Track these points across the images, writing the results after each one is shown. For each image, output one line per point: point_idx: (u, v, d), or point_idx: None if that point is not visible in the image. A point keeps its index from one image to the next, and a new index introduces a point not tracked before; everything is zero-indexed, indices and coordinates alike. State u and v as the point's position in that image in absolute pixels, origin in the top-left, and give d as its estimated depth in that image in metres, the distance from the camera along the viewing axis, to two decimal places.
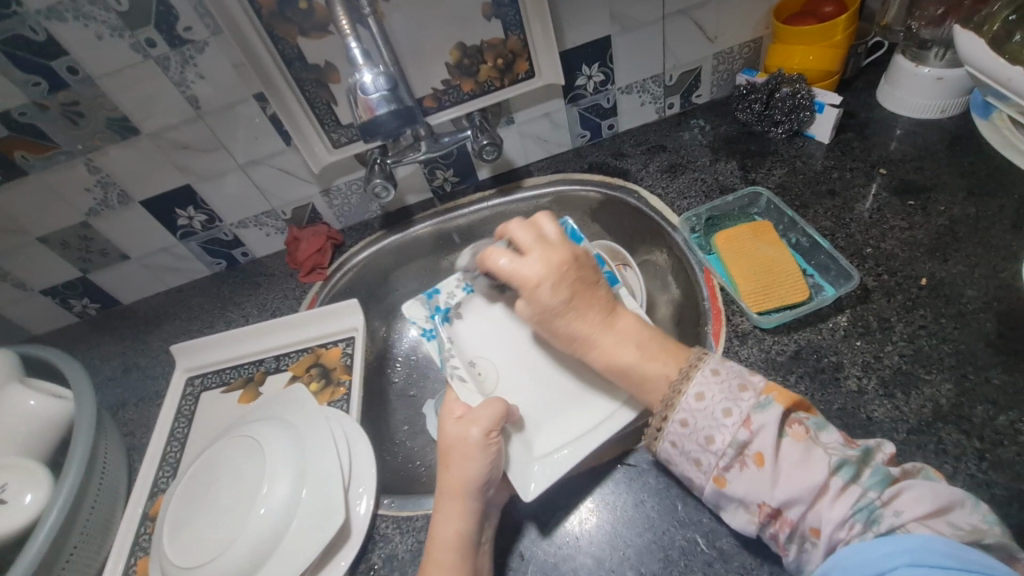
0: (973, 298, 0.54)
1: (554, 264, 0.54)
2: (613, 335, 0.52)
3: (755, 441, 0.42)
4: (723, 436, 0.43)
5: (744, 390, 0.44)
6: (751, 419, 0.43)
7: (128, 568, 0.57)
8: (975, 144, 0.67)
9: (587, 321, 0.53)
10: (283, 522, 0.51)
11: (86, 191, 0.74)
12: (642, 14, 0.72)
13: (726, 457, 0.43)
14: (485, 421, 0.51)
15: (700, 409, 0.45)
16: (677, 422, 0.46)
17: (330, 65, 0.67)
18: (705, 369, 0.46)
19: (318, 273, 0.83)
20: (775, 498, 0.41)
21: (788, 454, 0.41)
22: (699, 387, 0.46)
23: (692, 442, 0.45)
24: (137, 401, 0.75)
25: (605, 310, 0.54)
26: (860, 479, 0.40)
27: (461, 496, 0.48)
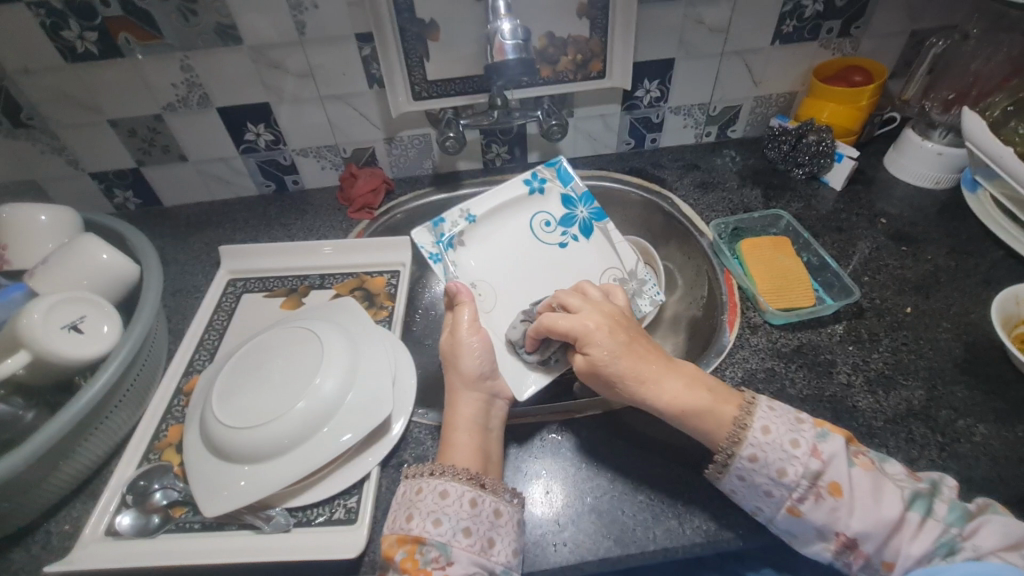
0: (946, 329, 0.65)
1: (608, 316, 0.57)
2: (679, 379, 0.53)
3: (829, 471, 0.47)
4: (795, 468, 0.47)
5: (802, 423, 0.49)
6: (820, 450, 0.48)
7: (162, 431, 0.60)
8: (961, 212, 0.78)
9: (650, 366, 0.53)
10: (329, 411, 0.55)
11: (172, 87, 0.77)
12: (707, 46, 0.82)
13: (799, 488, 0.47)
14: (469, 314, 0.61)
15: (767, 442, 0.48)
16: (745, 458, 0.49)
17: (434, 23, 0.74)
18: (763, 405, 0.51)
19: (366, 212, 0.88)
20: (852, 528, 0.46)
21: (860, 484, 0.47)
22: (763, 420, 0.50)
23: (764, 476, 0.48)
24: (174, 292, 0.78)
25: (663, 358, 0.55)
26: (939, 513, 0.46)
27: (463, 382, 0.57)
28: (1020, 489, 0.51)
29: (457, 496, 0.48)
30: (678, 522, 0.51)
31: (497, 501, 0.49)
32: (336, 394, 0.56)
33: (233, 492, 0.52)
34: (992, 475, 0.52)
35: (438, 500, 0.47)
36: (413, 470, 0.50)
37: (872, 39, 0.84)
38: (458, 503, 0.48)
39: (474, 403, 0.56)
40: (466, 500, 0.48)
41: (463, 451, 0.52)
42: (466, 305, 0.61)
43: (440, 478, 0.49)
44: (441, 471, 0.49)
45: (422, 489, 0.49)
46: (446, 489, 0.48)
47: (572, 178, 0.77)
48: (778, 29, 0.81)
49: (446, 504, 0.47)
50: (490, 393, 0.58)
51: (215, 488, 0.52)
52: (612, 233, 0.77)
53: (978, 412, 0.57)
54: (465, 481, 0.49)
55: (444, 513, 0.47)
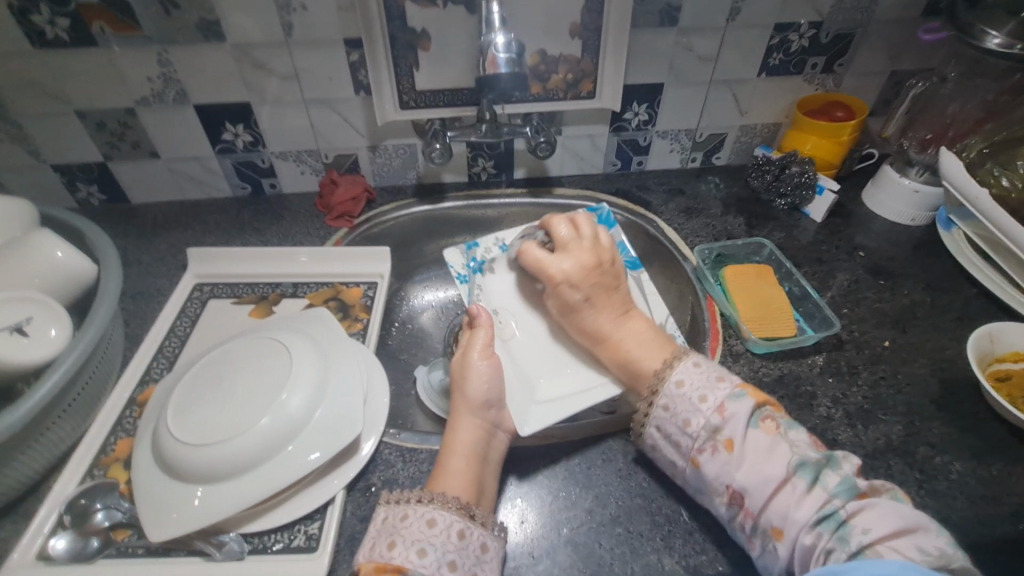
0: (923, 364, 0.65)
1: (582, 265, 0.61)
2: (619, 333, 0.59)
3: (728, 427, 0.48)
4: (698, 420, 0.49)
5: (721, 382, 0.51)
6: (725, 407, 0.49)
7: (110, 444, 0.56)
8: (936, 249, 0.80)
9: (604, 316, 0.60)
10: (293, 430, 0.52)
11: (147, 81, 0.74)
12: (696, 74, 0.83)
13: (699, 439, 0.49)
14: (483, 338, 0.59)
15: (680, 395, 0.51)
16: (661, 407, 0.52)
17: (425, 33, 0.73)
18: (688, 361, 0.53)
19: (345, 220, 0.85)
20: (738, 479, 0.47)
21: (755, 443, 0.48)
22: (681, 375, 0.52)
23: (673, 424, 0.51)
24: (135, 295, 0.73)
25: (617, 310, 0.61)
26: (828, 484, 0.45)
27: (467, 406, 0.55)
28: (995, 530, 0.51)
29: (445, 525, 0.45)
30: (657, 558, 0.49)
31: (485, 534, 0.46)
32: (303, 412, 0.53)
33: (184, 514, 0.48)
34: (969, 514, 0.52)
35: (424, 529, 0.45)
36: (396, 495, 0.47)
37: (853, 77, 0.86)
38: (446, 533, 0.45)
39: (474, 431, 0.53)
40: (453, 530, 0.45)
41: (456, 480, 0.49)
42: (483, 329, 0.60)
43: (428, 506, 0.46)
44: (429, 498, 0.47)
45: (408, 515, 0.46)
46: (433, 517, 0.45)
47: (615, 225, 0.77)
48: (764, 61, 0.83)
49: (433, 533, 0.45)
50: (493, 423, 0.55)
51: (165, 511, 0.48)
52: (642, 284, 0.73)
53: (954, 450, 0.57)
54: (455, 510, 0.46)
55: (429, 543, 0.44)
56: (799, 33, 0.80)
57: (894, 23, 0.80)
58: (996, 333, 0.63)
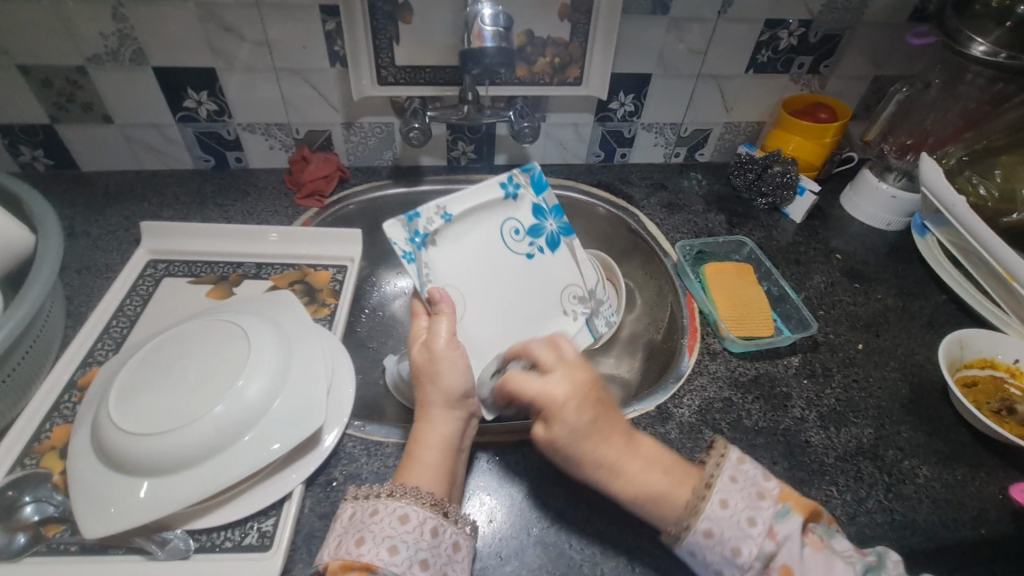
0: (894, 368, 0.65)
1: (578, 383, 0.49)
2: (640, 461, 0.48)
3: (782, 552, 0.43)
4: (750, 547, 0.43)
5: (762, 498, 0.45)
6: (775, 529, 0.43)
7: (44, 431, 0.51)
8: (909, 255, 0.81)
9: (612, 446, 0.47)
10: (248, 422, 0.49)
11: (100, 37, 0.68)
12: (685, 67, 0.81)
13: (752, 571, 0.43)
14: (447, 327, 0.55)
15: (726, 517, 0.44)
16: (700, 532, 0.44)
17: (406, 4, 0.69)
18: (724, 476, 0.46)
19: (315, 200, 0.81)
20: None
21: (814, 566, 0.42)
22: (722, 493, 0.45)
23: (717, 554, 0.44)
24: (81, 269, 0.68)
25: (626, 435, 0.49)
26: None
27: (444, 396, 0.51)
28: (959, 534, 0.52)
29: (418, 522, 0.43)
30: (628, 559, 0.48)
31: (457, 532, 0.44)
32: (260, 401, 0.50)
33: (123, 511, 0.44)
34: (935, 519, 0.53)
35: (396, 525, 0.42)
36: (366, 489, 0.44)
37: (838, 79, 0.86)
38: (418, 530, 0.42)
39: (453, 421, 0.50)
40: (426, 528, 0.43)
41: (432, 474, 0.47)
42: (446, 317, 0.56)
43: (400, 500, 0.43)
44: (402, 492, 0.44)
45: (378, 511, 0.43)
46: (406, 513, 0.43)
47: (548, 188, 0.71)
48: (753, 57, 0.82)
49: (405, 530, 0.42)
50: (469, 412, 0.52)
51: (101, 507, 0.44)
52: (577, 251, 0.73)
53: (922, 454, 0.57)
54: (428, 506, 0.44)
55: (401, 540, 0.42)
56: (789, 30, 0.79)
57: (881, 27, 0.80)
58: (965, 339, 0.64)
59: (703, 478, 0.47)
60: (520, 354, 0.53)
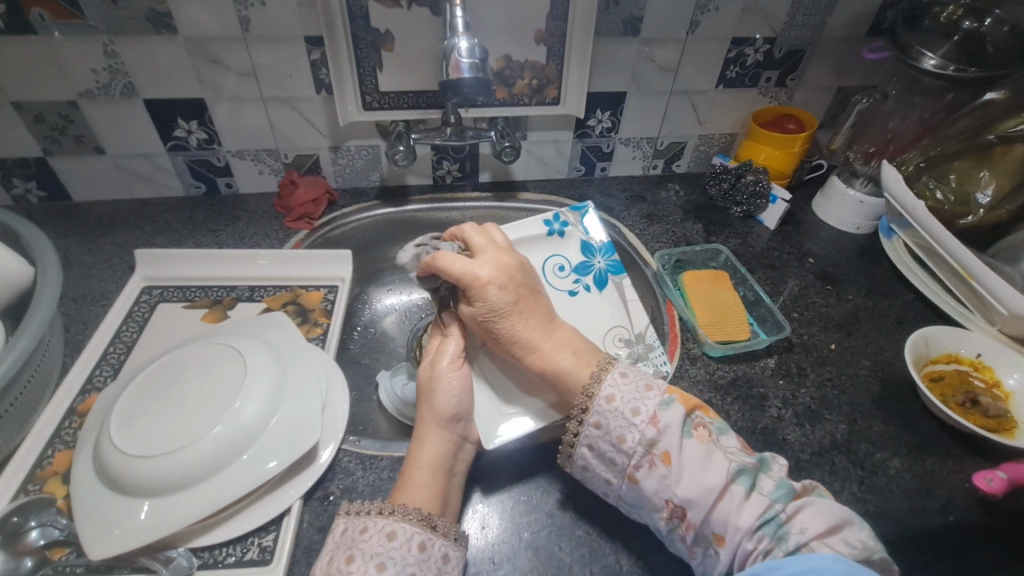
0: (865, 366, 0.69)
1: (503, 267, 0.56)
2: (551, 342, 0.55)
3: (663, 439, 0.47)
4: (634, 435, 0.48)
5: (649, 390, 0.50)
6: (658, 417, 0.48)
7: (46, 457, 0.52)
8: (878, 257, 0.84)
9: (530, 325, 0.55)
10: (244, 443, 0.50)
11: (91, 73, 0.70)
12: (657, 84, 0.85)
13: (636, 455, 0.48)
14: (454, 348, 0.57)
15: (610, 410, 0.49)
16: (592, 425, 0.50)
17: (388, 33, 0.72)
18: (615, 372, 0.52)
19: (305, 222, 0.83)
20: (679, 495, 0.46)
21: (690, 454, 0.47)
22: (610, 389, 0.50)
23: (607, 442, 0.49)
24: (77, 298, 0.70)
25: (545, 318, 0.56)
26: (764, 489, 0.46)
27: (434, 420, 0.53)
28: (929, 521, 0.55)
29: (406, 537, 0.44)
30: (615, 559, 0.50)
31: (446, 545, 0.46)
32: (256, 421, 0.51)
33: (128, 531, 0.46)
34: (906, 508, 0.55)
35: (384, 542, 0.44)
36: (356, 506, 0.46)
37: (804, 91, 0.90)
38: (406, 546, 0.44)
39: (440, 444, 0.52)
40: (414, 543, 0.44)
41: (419, 492, 0.48)
42: (454, 339, 0.57)
43: (388, 518, 0.45)
44: (390, 510, 0.46)
45: (367, 528, 0.44)
46: (394, 530, 0.44)
47: (594, 225, 0.75)
48: (722, 73, 0.86)
49: (393, 546, 0.44)
50: (461, 436, 0.54)
51: (105, 529, 0.46)
52: (624, 290, 0.71)
53: (893, 446, 0.60)
54: (416, 522, 0.45)
55: (389, 556, 0.43)
56: (754, 47, 0.83)
57: (840, 42, 0.85)
58: (930, 335, 0.67)
59: (603, 360, 0.54)
60: (454, 236, 0.61)
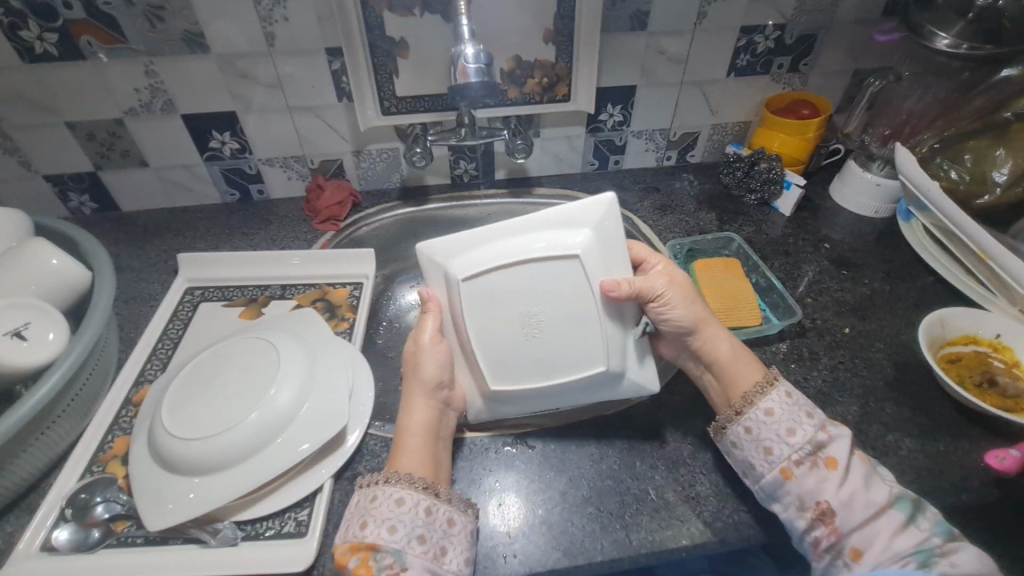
0: (880, 349, 0.69)
1: (686, 299, 0.60)
2: (733, 365, 0.58)
3: (831, 446, 0.52)
4: (803, 433, 0.53)
5: (820, 407, 0.55)
6: (829, 429, 0.53)
7: (106, 443, 0.58)
8: (896, 240, 0.84)
9: (712, 346, 0.59)
10: (278, 427, 0.55)
11: (134, 92, 0.76)
12: (667, 77, 0.86)
13: (802, 450, 0.52)
14: (432, 324, 0.60)
15: (789, 406, 0.54)
16: (761, 412, 0.54)
17: (403, 41, 0.75)
18: (782, 386, 0.56)
19: (332, 223, 0.88)
20: (836, 496, 0.49)
21: (857, 466, 0.51)
22: (769, 403, 0.54)
23: (757, 444, 0.54)
24: (128, 299, 0.76)
25: (710, 323, 0.60)
26: (924, 525, 0.48)
27: (423, 388, 0.57)
28: (940, 500, 0.55)
29: (412, 503, 0.49)
30: (626, 534, 0.53)
31: (451, 510, 0.50)
32: (289, 406, 0.56)
33: (180, 505, 0.51)
34: (917, 487, 0.56)
35: (394, 508, 0.48)
36: (367, 478, 0.51)
37: (818, 75, 0.90)
38: (414, 511, 0.49)
39: (428, 411, 0.56)
40: (421, 508, 0.49)
41: (416, 461, 0.52)
42: (432, 314, 0.60)
43: (395, 486, 0.49)
44: (396, 479, 0.50)
45: (377, 497, 0.49)
46: (402, 497, 0.49)
47: None
48: (732, 62, 0.86)
49: (401, 511, 0.48)
50: (444, 402, 0.58)
51: (161, 504, 0.51)
52: None
53: (905, 427, 0.61)
54: (420, 490, 0.50)
55: (399, 520, 0.48)
56: (764, 35, 0.83)
57: (854, 24, 0.84)
58: (946, 318, 0.67)
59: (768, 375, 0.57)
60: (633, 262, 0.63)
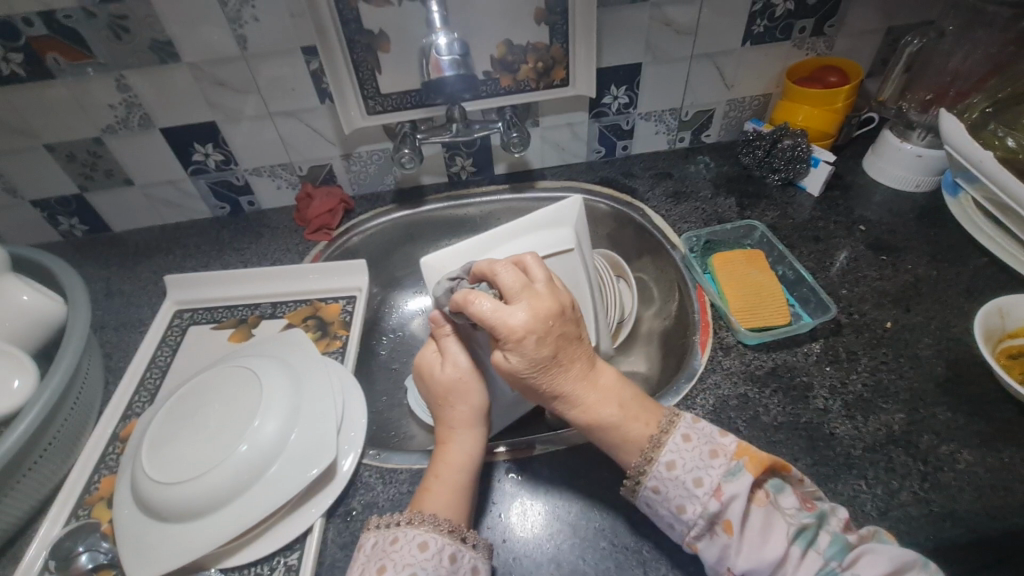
0: (928, 345, 0.61)
1: (541, 315, 0.46)
2: (596, 394, 0.47)
3: (727, 510, 0.43)
4: (694, 506, 0.43)
5: (715, 456, 0.44)
6: (722, 487, 0.43)
7: (93, 483, 0.56)
8: (941, 218, 0.75)
9: (571, 376, 0.47)
10: (265, 462, 0.51)
11: (109, 108, 0.73)
12: (675, 51, 0.78)
13: (696, 527, 0.43)
14: (459, 351, 0.55)
15: (672, 477, 0.44)
16: (663, 465, 0.45)
17: (383, 33, 0.70)
18: (677, 434, 0.46)
19: (324, 233, 0.84)
20: (739, 565, 0.42)
21: (751, 523, 0.43)
22: (671, 454, 0.45)
23: (666, 508, 0.45)
24: (118, 325, 0.74)
25: (587, 360, 0.48)
26: (819, 545, 0.42)
27: (468, 421, 0.53)
28: (1006, 522, 0.48)
29: (437, 549, 0.44)
30: (643, 572, 0.48)
31: (475, 557, 0.45)
32: (276, 439, 0.52)
33: (164, 553, 0.48)
34: (977, 508, 0.49)
35: (416, 553, 0.43)
36: (385, 519, 0.46)
37: (847, 37, 0.80)
38: (437, 558, 0.43)
39: (471, 444, 0.52)
40: (445, 555, 0.44)
41: (443, 500, 0.47)
42: (454, 338, 0.56)
43: (419, 528, 0.45)
44: (419, 520, 0.45)
45: (398, 539, 0.44)
46: (426, 541, 0.44)
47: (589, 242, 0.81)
48: (748, 29, 0.78)
49: (424, 557, 0.43)
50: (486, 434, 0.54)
51: (145, 552, 0.48)
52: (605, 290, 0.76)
53: (961, 437, 0.54)
54: (446, 533, 0.45)
55: (421, 568, 0.43)
56: None
57: None
58: (1006, 308, 0.58)
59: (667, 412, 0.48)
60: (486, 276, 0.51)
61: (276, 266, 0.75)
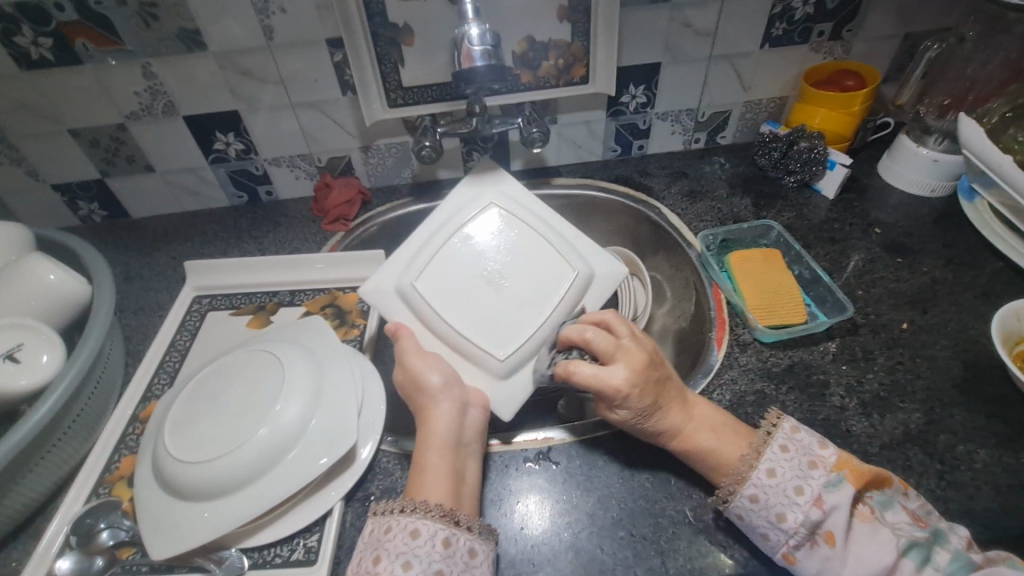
0: (945, 347, 0.62)
1: (637, 368, 0.50)
2: (693, 424, 0.51)
3: (828, 520, 0.45)
4: (795, 515, 0.45)
5: (814, 468, 0.46)
6: (823, 498, 0.45)
7: (114, 462, 0.56)
8: (957, 222, 0.75)
9: (672, 419, 0.51)
10: (283, 448, 0.51)
11: (134, 95, 0.74)
12: (694, 51, 0.79)
13: (797, 536, 0.45)
14: (412, 342, 0.57)
15: (773, 486, 0.47)
16: (746, 498, 0.47)
17: (407, 27, 0.70)
18: (774, 446, 0.48)
19: (341, 224, 0.85)
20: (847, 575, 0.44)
21: (857, 533, 0.45)
22: (770, 463, 0.47)
23: (763, 518, 0.46)
24: (137, 309, 0.75)
25: (681, 401, 0.52)
26: (938, 562, 0.43)
27: (433, 396, 0.54)
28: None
29: (429, 535, 0.44)
30: (661, 562, 0.48)
31: (472, 539, 0.46)
32: (297, 425, 0.53)
33: (184, 533, 0.48)
34: (994, 506, 0.50)
35: (408, 541, 0.44)
36: (382, 506, 0.46)
37: (864, 41, 0.81)
38: (430, 543, 0.44)
39: (447, 417, 0.52)
40: (438, 539, 0.44)
41: (436, 485, 0.48)
42: (406, 335, 0.58)
43: (411, 516, 0.45)
44: (412, 507, 0.46)
45: (390, 528, 0.45)
46: (417, 528, 0.44)
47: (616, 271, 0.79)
48: (767, 32, 0.78)
49: (417, 544, 0.44)
50: (462, 401, 0.54)
51: (166, 531, 0.49)
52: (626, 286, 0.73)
53: (979, 437, 0.54)
54: (438, 518, 0.45)
55: (414, 555, 0.43)
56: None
57: None
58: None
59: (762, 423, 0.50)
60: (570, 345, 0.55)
61: (295, 254, 0.76)
